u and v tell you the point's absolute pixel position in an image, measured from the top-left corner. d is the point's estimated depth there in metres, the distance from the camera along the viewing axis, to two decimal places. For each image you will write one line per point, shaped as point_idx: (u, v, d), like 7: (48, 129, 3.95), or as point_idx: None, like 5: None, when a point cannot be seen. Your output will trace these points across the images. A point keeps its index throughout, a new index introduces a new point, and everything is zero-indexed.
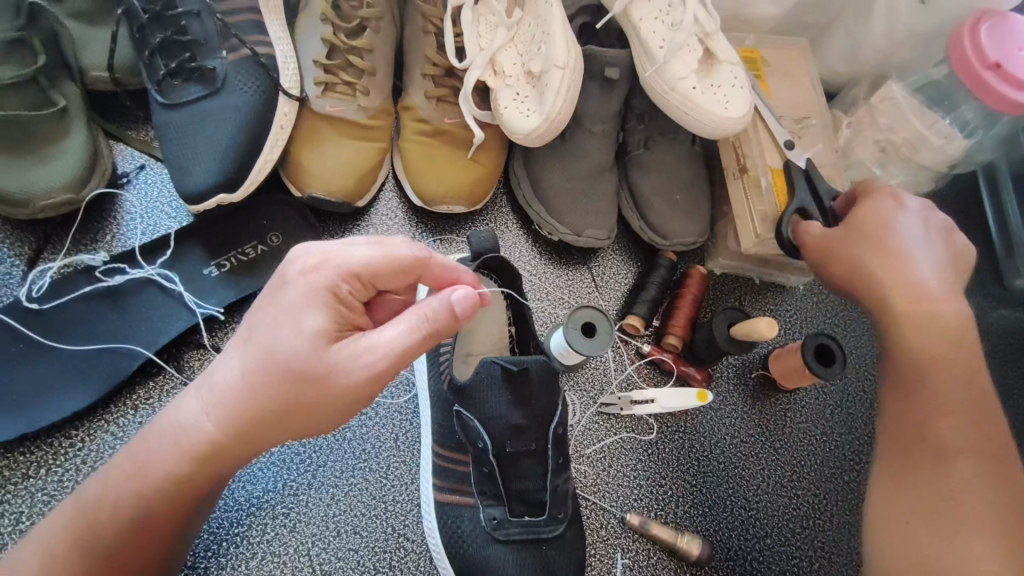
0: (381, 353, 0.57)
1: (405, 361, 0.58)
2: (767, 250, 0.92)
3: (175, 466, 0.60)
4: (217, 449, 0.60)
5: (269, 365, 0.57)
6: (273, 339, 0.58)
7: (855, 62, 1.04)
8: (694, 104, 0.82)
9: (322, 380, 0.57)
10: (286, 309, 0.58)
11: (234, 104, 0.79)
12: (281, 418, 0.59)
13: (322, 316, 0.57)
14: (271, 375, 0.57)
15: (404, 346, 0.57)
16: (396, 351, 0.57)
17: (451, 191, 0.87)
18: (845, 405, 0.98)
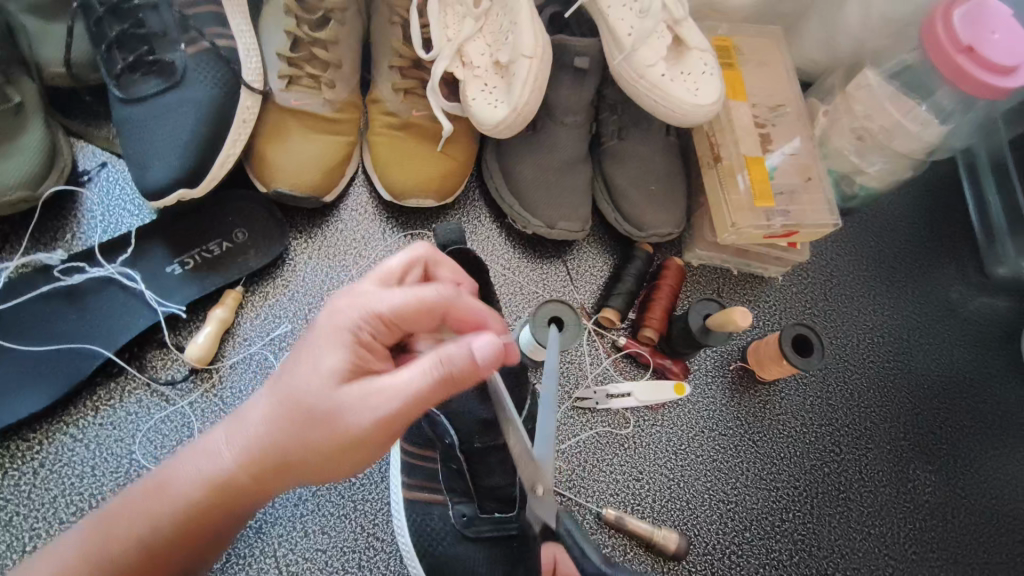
0: (400, 397, 0.51)
1: (420, 407, 0.52)
2: (743, 240, 0.91)
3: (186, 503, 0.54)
4: (229, 491, 0.54)
5: (287, 403, 0.52)
6: (296, 378, 0.53)
7: (831, 50, 1.03)
8: (664, 93, 0.81)
9: (340, 424, 0.51)
10: (312, 346, 0.53)
11: (194, 98, 0.77)
12: (294, 460, 0.52)
13: (340, 354, 0.53)
14: (290, 414, 0.52)
15: (417, 388, 0.51)
16: (407, 393, 0.51)
17: (421, 185, 0.86)
18: (824, 396, 0.97)
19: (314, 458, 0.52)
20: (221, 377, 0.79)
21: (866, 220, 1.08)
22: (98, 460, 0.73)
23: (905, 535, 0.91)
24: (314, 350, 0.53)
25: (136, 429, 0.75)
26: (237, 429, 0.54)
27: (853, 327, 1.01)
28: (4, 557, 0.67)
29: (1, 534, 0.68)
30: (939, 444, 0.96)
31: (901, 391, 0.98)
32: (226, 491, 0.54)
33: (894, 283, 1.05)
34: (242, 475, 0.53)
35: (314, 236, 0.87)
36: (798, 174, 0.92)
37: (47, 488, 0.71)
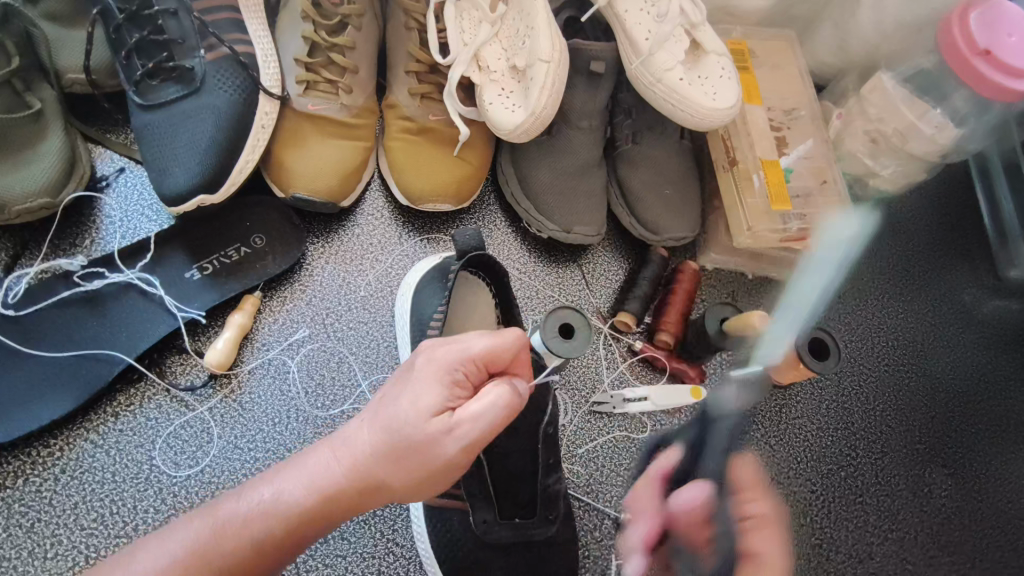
0: (486, 426, 0.54)
1: (494, 434, 0.56)
2: (758, 244, 0.91)
3: (290, 511, 0.55)
4: (331, 507, 0.56)
5: (387, 427, 0.55)
6: (398, 402, 0.55)
7: (844, 53, 1.03)
8: (682, 96, 0.81)
9: (437, 452, 0.54)
10: (408, 379, 0.56)
11: (213, 103, 0.77)
12: (397, 483, 0.55)
13: (435, 390, 0.55)
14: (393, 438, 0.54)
15: (497, 419, 0.55)
16: (489, 424, 0.54)
17: (437, 190, 0.86)
18: (841, 400, 0.97)
19: (412, 483, 0.55)
20: (240, 382, 0.79)
21: (881, 223, 1.08)
22: (119, 466, 0.73)
23: (923, 538, 0.90)
24: (411, 380, 0.55)
25: (156, 435, 0.75)
26: (340, 451, 0.56)
27: (868, 330, 1.01)
28: (26, 564, 0.67)
29: (24, 540, 0.68)
30: (954, 447, 0.96)
31: (917, 394, 0.98)
32: (330, 508, 0.56)
33: (908, 286, 1.05)
34: (348, 498, 0.55)
35: (330, 241, 0.87)
36: (813, 177, 0.92)
37: (67, 494, 0.71)
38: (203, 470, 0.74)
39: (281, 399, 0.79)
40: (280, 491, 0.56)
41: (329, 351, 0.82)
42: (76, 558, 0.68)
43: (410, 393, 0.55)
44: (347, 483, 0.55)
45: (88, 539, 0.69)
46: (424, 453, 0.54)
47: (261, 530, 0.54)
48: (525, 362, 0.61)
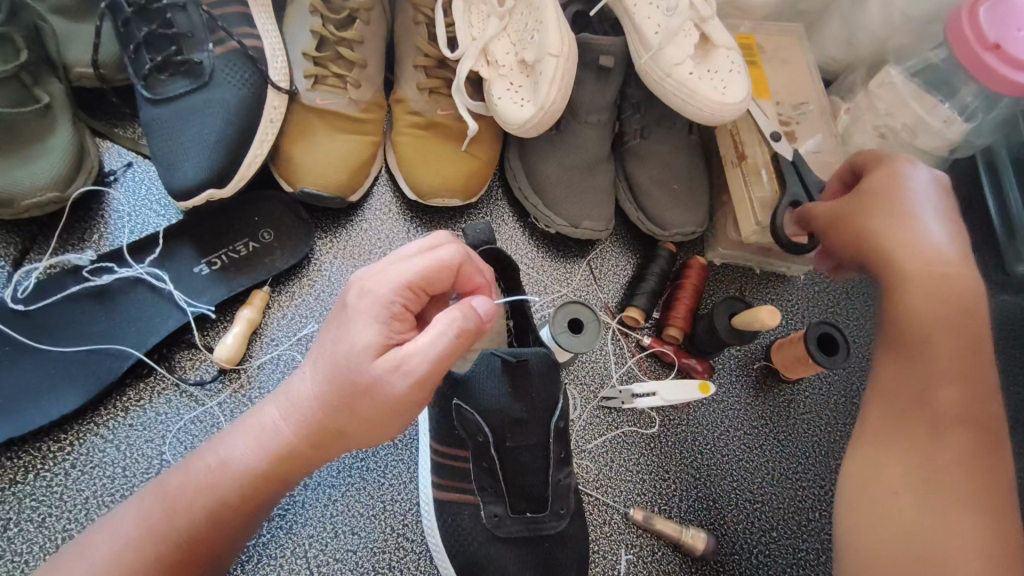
0: (431, 358, 0.53)
1: (444, 368, 0.55)
2: (767, 239, 0.90)
3: (246, 470, 0.58)
4: (286, 463, 0.58)
5: (331, 374, 0.55)
6: (336, 346, 0.55)
7: (851, 48, 1.03)
8: (691, 90, 0.81)
9: (381, 390, 0.53)
10: (343, 321, 0.56)
11: (222, 97, 0.77)
12: (351, 428, 0.56)
13: (372, 329, 0.54)
14: (337, 385, 0.55)
15: (440, 353, 0.53)
16: (432, 358, 0.53)
17: (445, 185, 0.86)
18: (848, 394, 0.97)
19: (368, 425, 0.56)
20: (249, 377, 0.79)
21: None
22: (129, 461, 0.73)
23: None
24: (344, 322, 0.56)
25: (166, 430, 0.75)
26: (291, 404, 0.58)
27: None
28: (37, 558, 0.67)
29: (34, 535, 0.68)
30: None
31: None
32: (287, 461, 0.58)
33: None
34: (303, 451, 0.58)
35: (339, 236, 0.87)
36: (822, 171, 0.92)
37: (78, 489, 0.71)
38: None
39: None
40: (235, 450, 0.59)
41: None
42: None
43: (346, 335, 0.55)
44: (297, 439, 0.58)
45: None
46: (372, 393, 0.54)
47: (219, 489, 0.58)
48: (473, 271, 0.61)
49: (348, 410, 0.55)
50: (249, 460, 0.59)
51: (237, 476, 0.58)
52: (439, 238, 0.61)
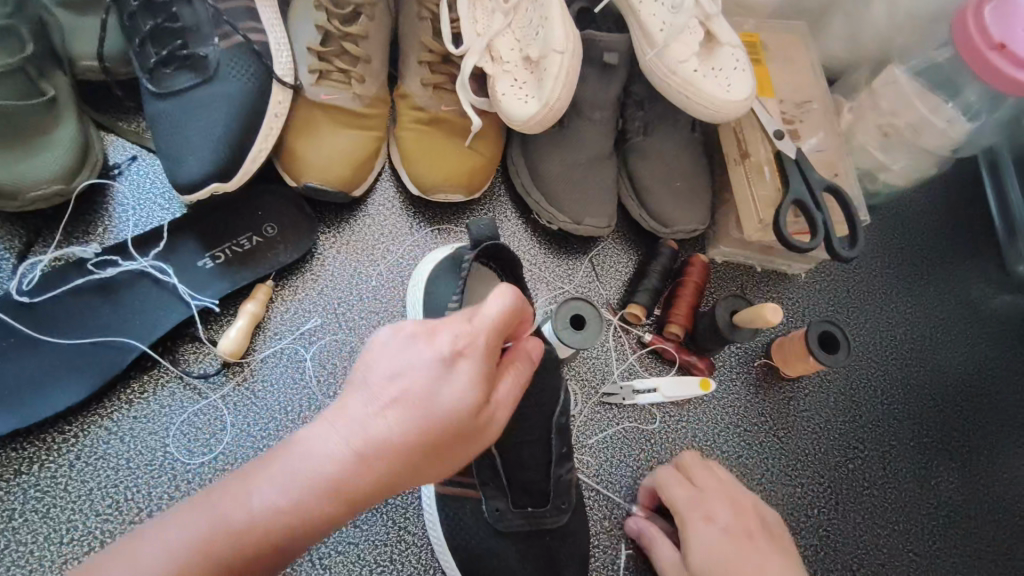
0: (507, 397, 0.50)
1: (511, 411, 0.53)
2: (768, 237, 0.90)
3: (290, 530, 0.43)
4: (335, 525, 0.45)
5: (400, 430, 0.45)
6: (419, 386, 0.46)
7: (856, 46, 1.02)
8: (695, 88, 0.81)
9: (471, 437, 0.48)
10: (424, 359, 0.47)
11: (227, 92, 0.78)
12: (429, 478, 0.48)
13: (468, 387, 0.47)
14: (408, 440, 0.45)
15: (514, 400, 0.52)
16: (510, 406, 0.52)
17: (449, 180, 0.86)
18: (848, 392, 0.97)
19: (444, 469, 0.49)
20: (252, 370, 0.79)
21: (889, 217, 1.08)
22: (133, 452, 0.73)
23: (927, 531, 0.92)
24: (415, 356, 0.48)
25: (169, 422, 0.75)
26: (309, 478, 0.44)
27: (877, 325, 1.01)
28: (42, 548, 0.68)
29: (39, 525, 0.69)
30: (963, 441, 0.97)
31: (922, 387, 0.99)
32: (325, 525, 0.44)
33: (914, 279, 1.05)
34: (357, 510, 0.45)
35: (343, 230, 0.88)
36: (825, 170, 0.92)
37: (82, 480, 0.71)
38: (216, 457, 0.75)
39: (293, 387, 0.79)
40: (259, 509, 0.43)
41: (340, 339, 0.82)
42: (91, 543, 0.69)
43: (433, 378, 0.47)
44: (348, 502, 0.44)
45: (104, 525, 0.70)
46: (466, 449, 0.48)
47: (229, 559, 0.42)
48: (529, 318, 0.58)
49: (428, 466, 0.46)
50: (273, 528, 0.43)
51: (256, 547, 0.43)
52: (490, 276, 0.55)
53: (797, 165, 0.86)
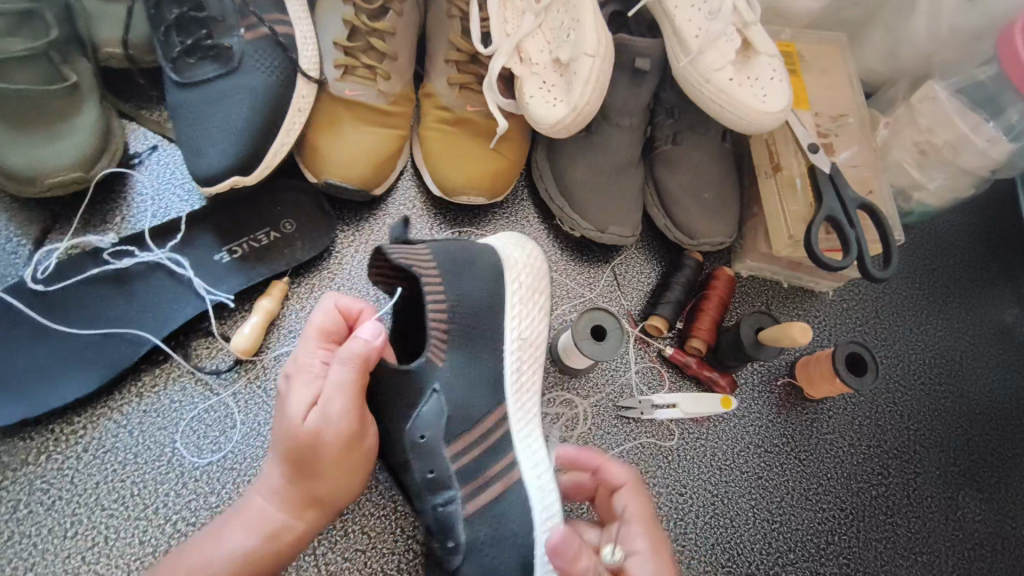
0: (343, 397, 0.59)
1: (358, 404, 0.60)
2: (798, 254, 0.88)
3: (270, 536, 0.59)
4: (294, 530, 0.60)
5: (292, 454, 0.58)
6: (294, 425, 0.58)
7: (894, 61, 0.99)
8: (730, 97, 0.78)
9: (361, 442, 0.61)
10: (297, 385, 0.60)
11: (250, 84, 0.76)
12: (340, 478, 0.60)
13: (340, 396, 0.59)
14: (302, 461, 0.58)
15: (350, 391, 0.60)
16: (345, 404, 0.59)
17: (471, 182, 0.84)
18: (874, 416, 0.94)
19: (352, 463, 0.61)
20: (264, 369, 0.77)
21: (921, 237, 1.04)
22: (141, 447, 0.72)
23: (953, 564, 0.88)
24: (299, 385, 0.60)
25: (179, 418, 0.74)
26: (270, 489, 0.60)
27: (906, 348, 0.98)
28: (45, 542, 0.67)
29: (43, 518, 0.67)
30: (990, 471, 0.94)
31: (951, 414, 0.96)
32: (287, 532, 0.59)
33: (946, 303, 1.01)
34: (302, 511, 0.60)
35: (360, 230, 0.86)
36: (859, 187, 0.89)
37: (88, 473, 0.70)
38: (226, 456, 0.73)
39: None
40: (232, 545, 0.57)
41: None
42: (95, 538, 0.67)
43: (303, 414, 0.59)
44: (293, 507, 0.60)
45: (108, 520, 0.68)
46: (354, 442, 0.60)
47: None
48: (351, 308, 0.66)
49: (317, 480, 0.59)
50: (255, 545, 0.58)
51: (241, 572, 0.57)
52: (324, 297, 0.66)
53: (830, 180, 0.83)
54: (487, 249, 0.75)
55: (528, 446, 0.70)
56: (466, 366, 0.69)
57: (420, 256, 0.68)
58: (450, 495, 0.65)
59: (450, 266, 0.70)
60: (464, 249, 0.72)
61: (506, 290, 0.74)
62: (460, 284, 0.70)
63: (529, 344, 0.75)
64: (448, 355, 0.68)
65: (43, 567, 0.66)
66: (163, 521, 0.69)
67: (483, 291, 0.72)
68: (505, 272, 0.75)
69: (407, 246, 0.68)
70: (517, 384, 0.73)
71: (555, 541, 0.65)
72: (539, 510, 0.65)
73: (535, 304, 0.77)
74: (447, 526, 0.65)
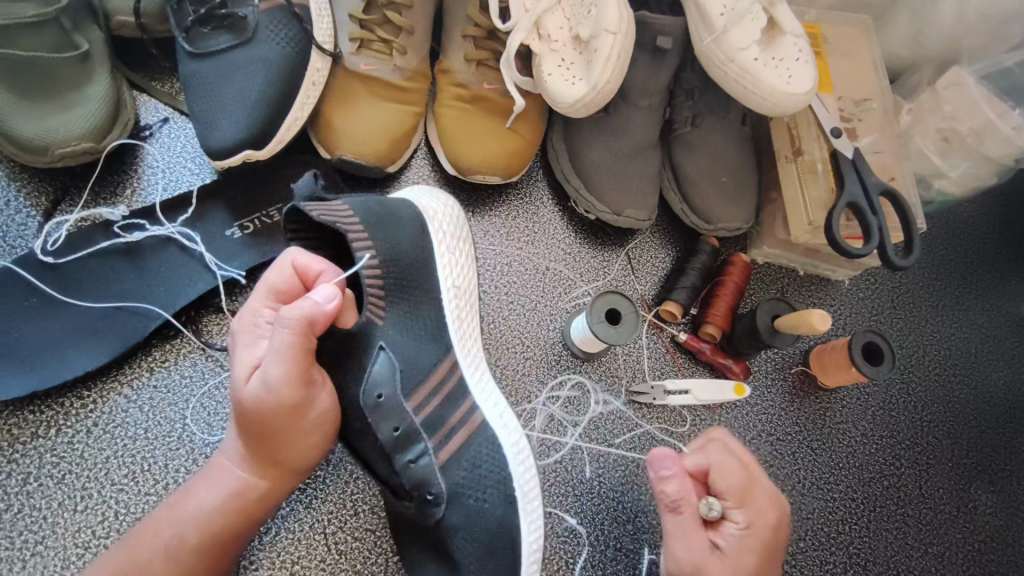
0: (283, 358, 0.56)
1: (303, 362, 0.57)
2: (817, 241, 0.86)
3: (234, 496, 0.61)
4: (256, 489, 0.61)
5: (242, 417, 0.59)
6: (240, 387, 0.58)
7: (918, 46, 0.97)
8: (754, 78, 0.76)
9: (310, 407, 0.59)
10: (245, 347, 0.60)
11: (264, 55, 0.75)
12: (294, 438, 0.60)
13: (280, 358, 0.56)
14: (252, 424, 0.58)
15: (291, 350, 0.56)
16: (285, 362, 0.56)
17: (487, 161, 0.82)
18: (887, 407, 0.93)
19: (310, 423, 0.60)
20: None
21: (939, 227, 1.03)
22: (151, 422, 0.71)
23: (962, 557, 0.88)
24: (246, 346, 0.60)
25: (190, 394, 0.73)
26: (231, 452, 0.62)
27: (922, 339, 0.97)
28: (55, 515, 0.66)
29: (53, 492, 0.67)
30: (1002, 465, 0.93)
31: (965, 406, 0.95)
32: (251, 491, 0.61)
33: (962, 294, 1.00)
34: (264, 470, 0.61)
35: None
36: (879, 174, 0.87)
37: (98, 448, 0.69)
38: None
39: None
40: (196, 505, 0.60)
41: None
42: (105, 512, 0.67)
43: (248, 375, 0.59)
44: (254, 466, 0.61)
45: (119, 494, 0.68)
46: (303, 404, 0.59)
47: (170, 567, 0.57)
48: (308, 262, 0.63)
49: (269, 442, 0.59)
50: (216, 504, 0.60)
51: (202, 533, 0.59)
52: (281, 255, 0.63)
53: (852, 165, 0.81)
54: (427, 211, 0.74)
55: (482, 394, 0.71)
56: (402, 325, 0.68)
57: (338, 211, 0.64)
58: (420, 450, 0.63)
59: (373, 220, 0.66)
60: (391, 207, 0.70)
61: (434, 247, 0.73)
62: (389, 237, 0.67)
63: (463, 292, 0.74)
64: (386, 313, 0.67)
65: (53, 541, 0.65)
66: None
67: (418, 248, 0.71)
68: (427, 228, 0.73)
69: (322, 201, 0.64)
70: (460, 334, 0.72)
71: (536, 511, 0.67)
72: (511, 451, 0.67)
73: (460, 257, 0.76)
74: (421, 481, 0.63)
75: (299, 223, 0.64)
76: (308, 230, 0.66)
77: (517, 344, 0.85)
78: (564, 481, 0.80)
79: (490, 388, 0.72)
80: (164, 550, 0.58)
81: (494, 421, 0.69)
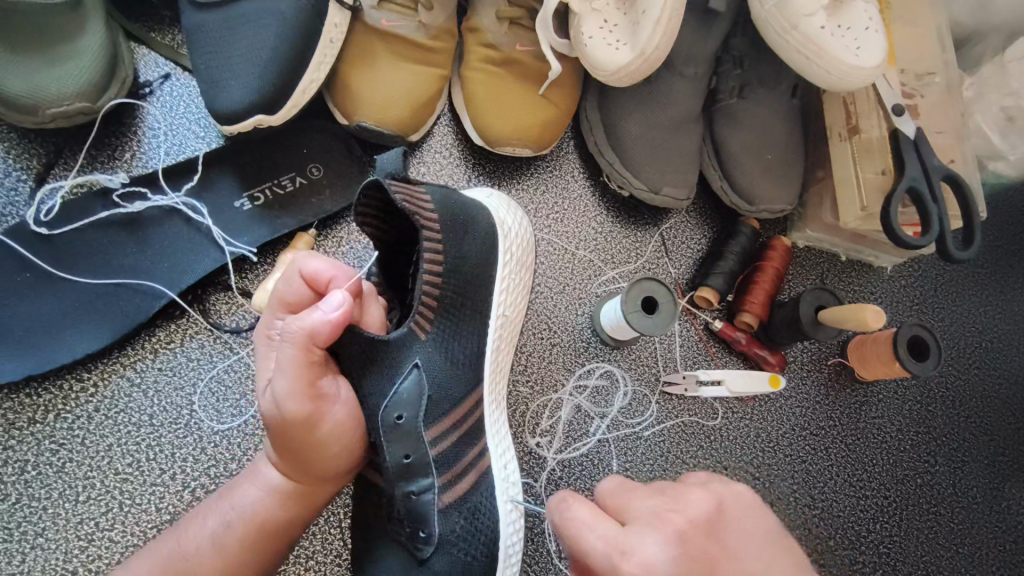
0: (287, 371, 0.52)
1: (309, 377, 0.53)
2: (868, 227, 0.80)
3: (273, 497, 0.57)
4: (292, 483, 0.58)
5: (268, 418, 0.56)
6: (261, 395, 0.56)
7: (985, 13, 0.89)
8: (818, 48, 0.69)
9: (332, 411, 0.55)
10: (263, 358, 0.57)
11: (278, 7, 0.68)
12: (327, 440, 0.55)
13: (285, 368, 0.52)
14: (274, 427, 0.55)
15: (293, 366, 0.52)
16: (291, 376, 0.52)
17: (518, 131, 0.76)
18: (925, 401, 0.89)
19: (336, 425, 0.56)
20: None
21: (992, 210, 0.96)
22: (156, 408, 0.67)
23: (995, 556, 0.85)
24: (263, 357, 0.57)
25: (197, 378, 0.68)
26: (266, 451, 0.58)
27: (965, 329, 0.92)
28: (56, 506, 0.63)
29: (53, 480, 0.63)
30: None
31: (1005, 402, 0.91)
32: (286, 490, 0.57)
33: (1012, 281, 0.94)
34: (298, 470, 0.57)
35: None
36: (939, 156, 0.81)
37: (101, 435, 0.65)
38: (247, 421, 0.68)
39: None
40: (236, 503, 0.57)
41: None
42: (109, 503, 0.63)
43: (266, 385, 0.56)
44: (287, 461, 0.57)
45: (123, 485, 0.64)
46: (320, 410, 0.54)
47: (217, 561, 0.54)
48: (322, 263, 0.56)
49: (293, 437, 0.55)
50: (256, 499, 0.57)
51: (246, 525, 0.56)
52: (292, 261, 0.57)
53: (914, 146, 0.75)
54: (485, 208, 0.68)
55: (495, 436, 0.66)
56: (449, 340, 0.62)
57: (417, 198, 0.59)
58: (426, 484, 0.57)
59: (450, 221, 0.62)
60: (462, 203, 0.65)
61: (498, 263, 0.68)
62: (459, 245, 0.63)
63: (509, 323, 0.70)
64: (431, 328, 0.60)
65: (54, 533, 0.62)
66: (181, 487, 0.65)
67: (477, 256, 0.65)
68: (500, 239, 0.68)
69: (404, 184, 0.58)
70: (494, 364, 0.68)
71: (518, 535, 0.63)
72: (506, 503, 0.62)
73: (519, 278, 0.72)
74: (419, 517, 0.57)
75: (369, 205, 0.58)
76: (381, 217, 0.59)
77: (543, 329, 0.80)
78: (590, 475, 0.77)
79: (504, 441, 0.67)
80: (210, 539, 0.54)
81: (497, 464, 0.64)
